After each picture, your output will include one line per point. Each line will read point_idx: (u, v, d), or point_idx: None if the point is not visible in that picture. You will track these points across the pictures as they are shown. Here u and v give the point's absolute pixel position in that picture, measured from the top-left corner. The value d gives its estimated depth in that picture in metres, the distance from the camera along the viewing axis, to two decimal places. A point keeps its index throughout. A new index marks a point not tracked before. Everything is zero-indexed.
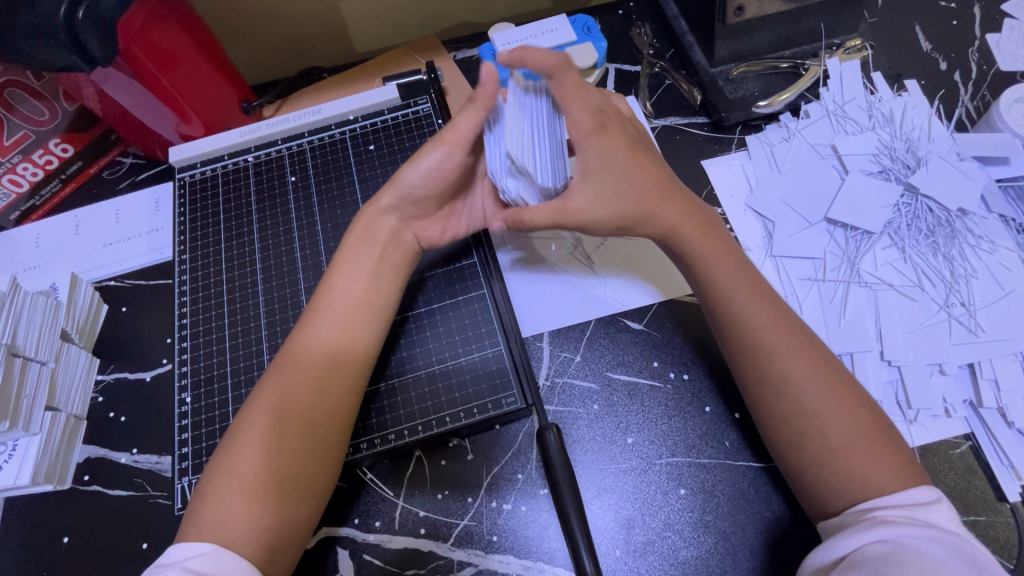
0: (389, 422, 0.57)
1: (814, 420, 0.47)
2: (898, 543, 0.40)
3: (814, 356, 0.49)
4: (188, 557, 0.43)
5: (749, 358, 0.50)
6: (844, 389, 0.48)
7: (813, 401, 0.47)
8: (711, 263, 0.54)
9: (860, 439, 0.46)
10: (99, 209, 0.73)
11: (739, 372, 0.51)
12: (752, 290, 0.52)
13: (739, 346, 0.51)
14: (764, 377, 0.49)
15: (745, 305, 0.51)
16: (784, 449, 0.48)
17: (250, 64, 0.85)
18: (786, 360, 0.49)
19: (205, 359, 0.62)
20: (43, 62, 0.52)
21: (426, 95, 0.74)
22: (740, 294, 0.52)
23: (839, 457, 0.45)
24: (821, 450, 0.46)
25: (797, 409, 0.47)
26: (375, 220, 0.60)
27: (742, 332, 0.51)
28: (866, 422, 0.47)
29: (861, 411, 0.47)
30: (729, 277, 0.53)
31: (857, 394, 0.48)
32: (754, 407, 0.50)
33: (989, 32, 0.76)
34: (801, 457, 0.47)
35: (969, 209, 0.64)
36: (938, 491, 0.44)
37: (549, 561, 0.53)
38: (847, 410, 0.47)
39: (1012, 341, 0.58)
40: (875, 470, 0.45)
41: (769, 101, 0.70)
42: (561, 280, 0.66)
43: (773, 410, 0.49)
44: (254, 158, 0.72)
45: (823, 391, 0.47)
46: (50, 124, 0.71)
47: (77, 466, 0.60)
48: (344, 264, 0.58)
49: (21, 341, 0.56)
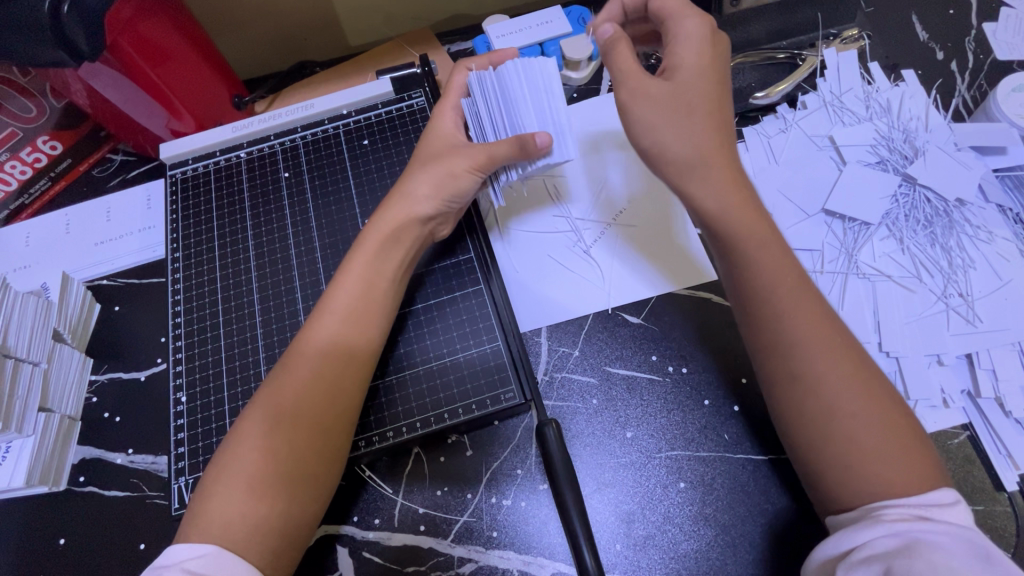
0: (388, 419, 0.57)
1: (841, 422, 0.46)
2: (910, 538, 0.39)
3: (846, 354, 0.47)
4: (187, 558, 0.43)
5: (779, 355, 0.49)
6: (873, 388, 0.46)
7: (840, 402, 0.46)
8: (741, 253, 0.51)
9: (892, 443, 0.44)
10: (89, 207, 0.72)
11: (763, 368, 0.50)
12: (791, 282, 0.50)
13: (770, 342, 0.49)
14: (794, 374, 0.48)
15: (776, 300, 0.49)
16: (806, 448, 0.47)
17: (241, 60, 0.84)
18: (821, 358, 0.47)
19: (199, 359, 0.61)
20: (27, 56, 0.51)
21: (420, 89, 0.74)
22: (778, 289, 0.49)
23: (861, 458, 0.44)
24: (839, 451, 0.45)
25: (824, 408, 0.46)
26: (385, 218, 0.58)
27: (774, 328, 0.49)
28: (896, 423, 0.45)
29: (891, 414, 0.46)
30: (757, 268, 0.50)
31: (890, 396, 0.47)
32: (778, 405, 0.49)
33: (986, 21, 0.75)
34: (821, 456, 0.46)
35: (967, 199, 0.64)
36: (957, 494, 0.44)
37: (549, 556, 0.53)
38: (875, 411, 0.45)
39: (1011, 331, 0.58)
40: (899, 472, 0.43)
41: (767, 92, 0.70)
42: (559, 278, 0.65)
43: (797, 408, 0.48)
44: (246, 154, 0.72)
45: (851, 392, 0.46)
46: (36, 122, 0.73)
47: (71, 467, 0.59)
48: (356, 264, 0.56)
49: (12, 342, 0.55)
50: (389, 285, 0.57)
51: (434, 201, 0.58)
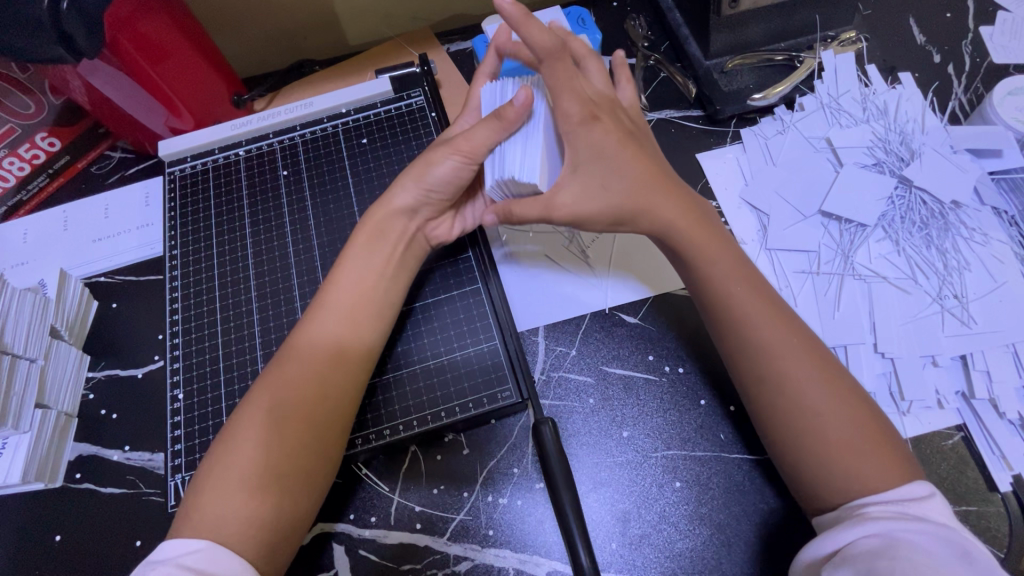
0: (384, 417, 0.57)
1: (812, 417, 0.47)
2: (892, 536, 0.40)
3: (811, 353, 0.49)
4: (181, 554, 0.43)
5: (749, 358, 0.50)
6: (840, 383, 0.48)
7: (808, 395, 0.47)
8: (705, 260, 0.53)
9: (859, 435, 0.46)
10: (88, 204, 0.72)
11: (734, 368, 0.51)
12: (752, 285, 0.52)
13: (738, 345, 0.51)
14: (763, 374, 0.49)
15: (743, 302, 0.51)
16: (781, 443, 0.48)
17: (240, 58, 0.84)
18: (786, 356, 0.49)
19: (197, 356, 0.61)
20: (28, 53, 0.51)
21: (419, 88, 0.74)
22: (741, 292, 0.52)
23: (832, 450, 0.46)
24: (813, 446, 0.46)
25: (797, 404, 0.47)
26: (385, 219, 0.59)
27: (742, 329, 0.51)
28: (864, 417, 0.47)
29: (859, 409, 0.47)
30: (719, 273, 0.53)
31: (854, 389, 0.48)
32: (751, 403, 0.50)
33: (983, 24, 0.76)
34: (799, 453, 0.47)
35: (963, 202, 0.64)
36: (933, 487, 0.44)
37: (545, 554, 0.53)
38: (842, 404, 0.47)
39: (1004, 332, 0.58)
40: (872, 465, 0.45)
41: (765, 94, 0.70)
42: (555, 275, 0.65)
43: (775, 406, 0.48)
44: (245, 152, 0.72)
45: (819, 387, 0.47)
46: (35, 119, 0.72)
47: (68, 464, 0.59)
48: (346, 262, 0.57)
49: (9, 337, 0.55)
50: (385, 287, 0.57)
51: (421, 198, 0.58)
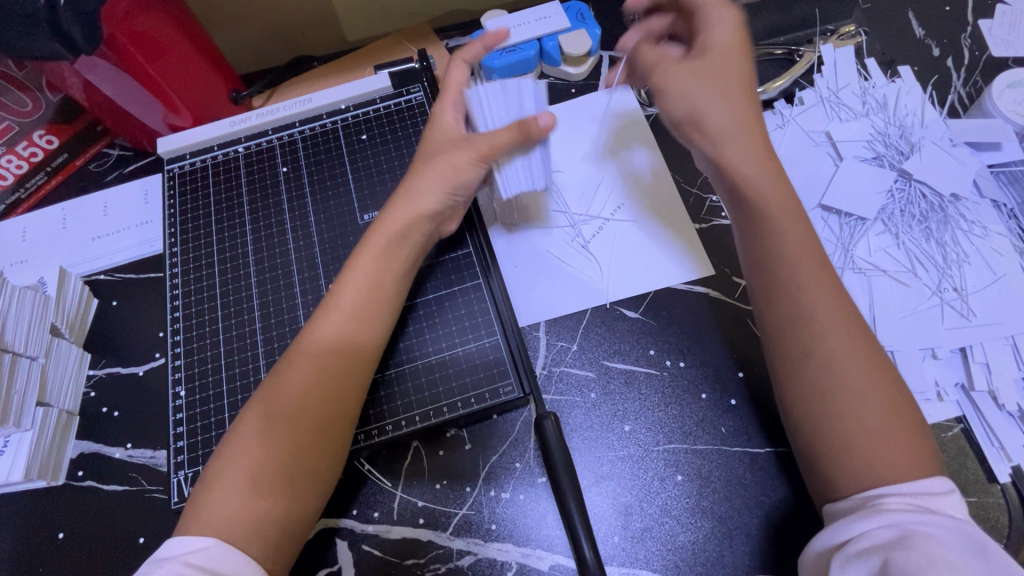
0: (387, 413, 0.57)
1: (849, 399, 0.46)
2: (906, 528, 0.40)
3: (861, 338, 0.48)
4: (188, 551, 0.43)
5: (796, 331, 0.49)
6: (884, 371, 0.47)
7: (851, 377, 0.47)
8: (766, 232, 0.52)
9: (892, 425, 0.45)
10: (87, 202, 0.72)
11: (776, 342, 0.51)
12: (811, 262, 0.51)
13: (786, 318, 0.50)
14: (808, 349, 0.49)
15: (799, 279, 0.51)
16: (808, 422, 0.48)
17: (237, 55, 0.83)
18: (836, 334, 0.48)
19: (198, 353, 0.61)
20: (24, 49, 0.50)
21: (419, 84, 0.73)
22: (802, 265, 0.51)
23: (862, 437, 0.45)
24: (844, 426, 0.46)
25: (830, 389, 0.47)
26: (404, 222, 0.56)
27: (796, 302, 0.50)
28: (899, 409, 0.46)
29: (898, 400, 0.46)
30: (775, 244, 0.52)
31: (894, 380, 0.48)
32: (785, 378, 0.50)
33: (982, 18, 0.76)
34: (826, 435, 0.47)
35: (961, 194, 0.65)
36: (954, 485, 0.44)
37: (548, 548, 0.54)
38: (881, 393, 0.46)
39: (1003, 325, 0.59)
40: (899, 457, 0.44)
41: (765, 87, 0.70)
42: (559, 267, 0.65)
43: (808, 386, 0.48)
44: (244, 149, 0.71)
45: (861, 371, 0.47)
46: (32, 116, 0.72)
47: (69, 462, 0.59)
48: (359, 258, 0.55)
49: (10, 336, 0.54)
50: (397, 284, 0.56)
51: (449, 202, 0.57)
